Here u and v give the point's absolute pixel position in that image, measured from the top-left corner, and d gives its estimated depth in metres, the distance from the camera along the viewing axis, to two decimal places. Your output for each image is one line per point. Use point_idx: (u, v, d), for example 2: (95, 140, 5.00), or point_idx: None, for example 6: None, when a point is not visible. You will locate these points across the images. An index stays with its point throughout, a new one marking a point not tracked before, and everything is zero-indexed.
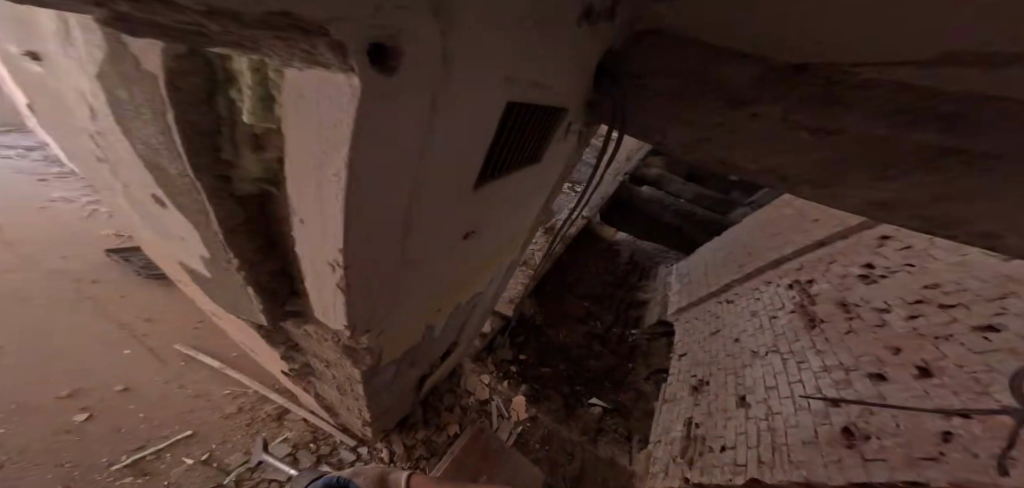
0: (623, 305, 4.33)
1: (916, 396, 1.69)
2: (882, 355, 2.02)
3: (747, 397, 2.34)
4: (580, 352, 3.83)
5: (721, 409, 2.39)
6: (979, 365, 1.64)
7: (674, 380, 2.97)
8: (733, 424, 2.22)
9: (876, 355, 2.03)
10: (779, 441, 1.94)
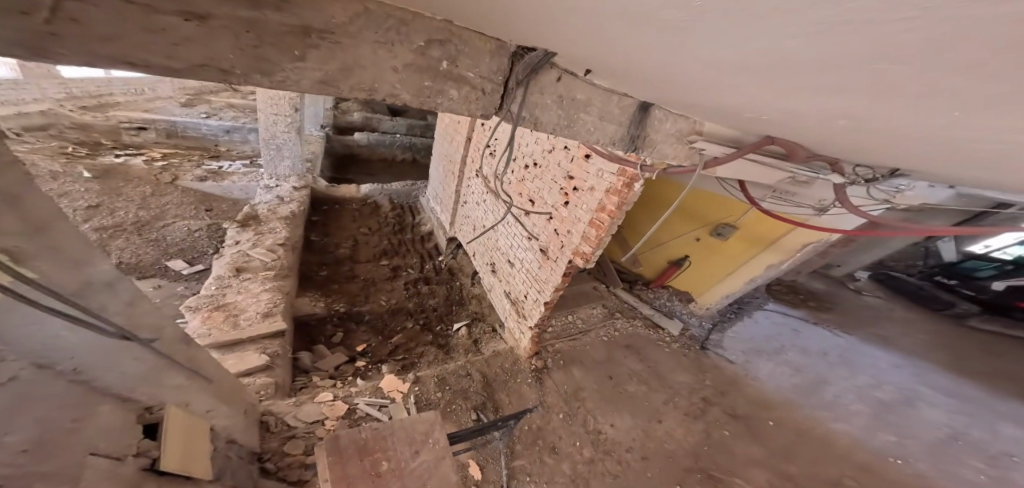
0: (418, 245, 4.52)
1: (561, 189, 2.44)
2: (529, 174, 2.74)
3: (518, 259, 3.05)
4: (408, 308, 3.62)
5: (515, 280, 3.11)
6: (559, 141, 2.39)
7: (494, 290, 3.50)
8: (524, 285, 2.97)
9: (531, 177, 2.72)
10: (547, 274, 2.64)
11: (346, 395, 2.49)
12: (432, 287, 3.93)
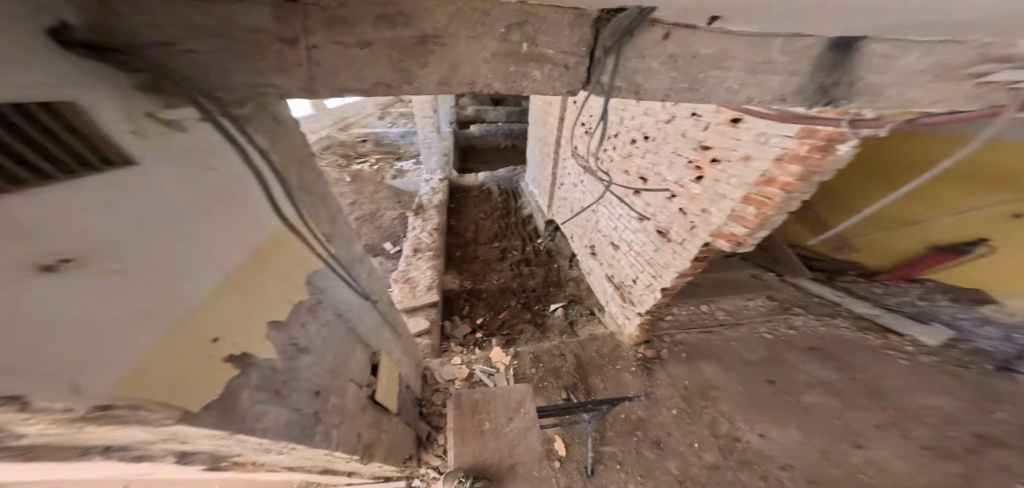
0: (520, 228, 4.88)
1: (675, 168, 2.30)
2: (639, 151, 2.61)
3: (625, 241, 3.00)
4: (512, 287, 3.99)
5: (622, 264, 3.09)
6: (682, 108, 2.20)
7: (596, 274, 3.56)
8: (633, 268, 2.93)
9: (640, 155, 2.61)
10: (663, 255, 2.56)
11: (468, 361, 2.90)
12: (532, 268, 4.22)
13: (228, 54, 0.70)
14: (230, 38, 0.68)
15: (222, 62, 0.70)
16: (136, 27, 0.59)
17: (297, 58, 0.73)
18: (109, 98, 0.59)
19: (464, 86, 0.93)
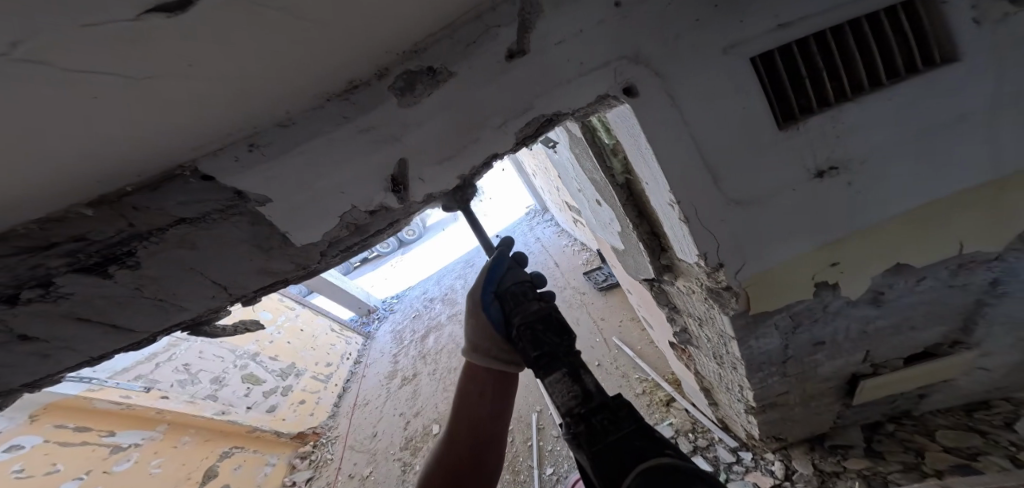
0: None
1: None
2: None
3: None
4: None
5: None
6: None
7: None
8: None
9: None
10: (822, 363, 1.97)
11: None
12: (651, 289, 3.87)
13: (725, 230, 0.69)
14: (687, 29, 0.56)
15: (710, 72, 0.57)
16: (576, 56, 0.58)
17: (719, 82, 0.58)
18: (597, 88, 0.59)
19: (909, 128, 0.62)
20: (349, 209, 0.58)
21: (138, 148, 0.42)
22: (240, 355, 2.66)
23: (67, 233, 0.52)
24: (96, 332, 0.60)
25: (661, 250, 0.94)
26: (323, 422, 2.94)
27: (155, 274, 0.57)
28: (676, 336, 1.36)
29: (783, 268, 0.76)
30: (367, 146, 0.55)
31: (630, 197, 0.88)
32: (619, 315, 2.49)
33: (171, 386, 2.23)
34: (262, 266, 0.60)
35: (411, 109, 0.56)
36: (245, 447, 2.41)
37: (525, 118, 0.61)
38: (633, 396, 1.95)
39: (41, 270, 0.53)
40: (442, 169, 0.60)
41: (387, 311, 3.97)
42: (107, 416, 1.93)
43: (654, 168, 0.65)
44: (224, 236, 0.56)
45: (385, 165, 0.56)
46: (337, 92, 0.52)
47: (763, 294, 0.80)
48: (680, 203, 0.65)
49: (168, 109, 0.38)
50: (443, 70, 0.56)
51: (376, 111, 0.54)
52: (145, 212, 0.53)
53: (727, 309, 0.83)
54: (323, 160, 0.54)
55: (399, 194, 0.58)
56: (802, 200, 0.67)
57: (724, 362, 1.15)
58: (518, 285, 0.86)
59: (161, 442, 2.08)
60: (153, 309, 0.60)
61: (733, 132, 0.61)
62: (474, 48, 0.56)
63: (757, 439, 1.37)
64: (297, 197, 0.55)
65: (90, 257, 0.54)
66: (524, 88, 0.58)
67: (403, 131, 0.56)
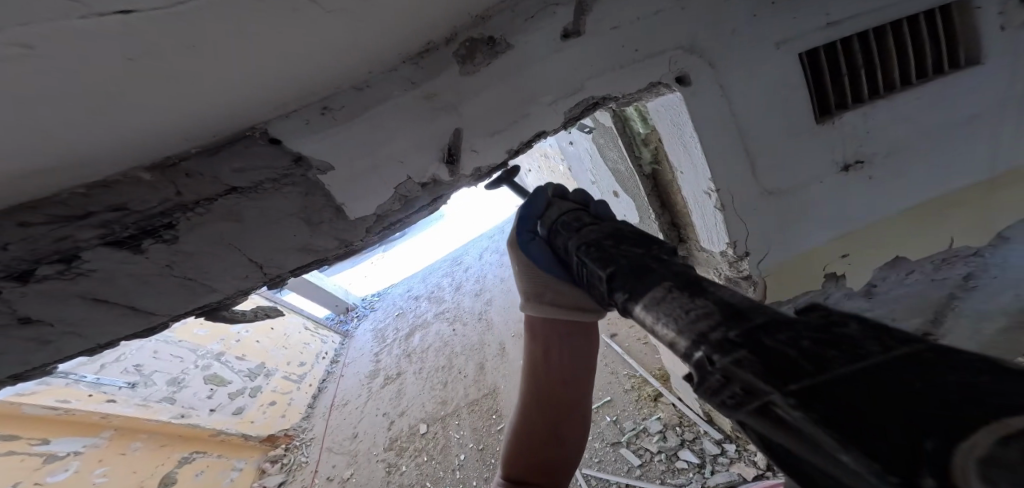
0: None
1: None
2: None
3: None
4: None
5: None
6: None
7: None
8: None
9: None
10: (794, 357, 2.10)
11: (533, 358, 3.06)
12: None
13: (757, 219, 0.72)
14: (744, 22, 0.59)
15: (756, 61, 0.60)
16: (631, 41, 0.59)
17: (766, 72, 0.61)
18: (651, 76, 0.60)
19: (926, 124, 0.67)
20: (403, 180, 0.56)
21: (218, 111, 0.40)
22: (203, 355, 2.48)
23: (106, 203, 0.48)
24: (109, 315, 0.53)
25: (680, 241, 0.97)
26: (297, 424, 2.77)
27: (189, 249, 0.53)
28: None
29: (801, 255, 0.80)
30: (426, 117, 0.54)
31: (655, 188, 0.90)
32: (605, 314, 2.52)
33: (119, 390, 2.06)
34: (304, 242, 0.56)
35: (470, 78, 0.55)
36: (206, 452, 2.27)
37: (576, 100, 0.61)
38: (623, 390, 1.93)
39: (68, 243, 0.48)
40: (492, 140, 0.58)
41: (367, 309, 3.84)
42: (38, 424, 1.79)
43: (697, 157, 0.66)
44: (272, 206, 0.53)
45: (442, 135, 0.55)
46: (401, 61, 0.52)
47: (782, 281, 0.84)
48: (719, 191, 0.68)
49: (268, 69, 0.35)
50: (503, 41, 0.55)
51: (439, 78, 0.54)
52: (193, 180, 0.50)
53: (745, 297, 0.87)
54: (382, 130, 0.52)
55: (449, 165, 0.57)
56: (829, 190, 0.71)
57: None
58: (575, 214, 0.69)
59: (106, 449, 1.93)
60: (178, 289, 0.54)
61: (775, 123, 0.64)
62: (532, 21, 0.56)
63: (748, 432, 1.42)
64: (354, 167, 0.53)
65: (125, 228, 0.50)
66: (580, 68, 0.59)
67: (461, 102, 0.55)
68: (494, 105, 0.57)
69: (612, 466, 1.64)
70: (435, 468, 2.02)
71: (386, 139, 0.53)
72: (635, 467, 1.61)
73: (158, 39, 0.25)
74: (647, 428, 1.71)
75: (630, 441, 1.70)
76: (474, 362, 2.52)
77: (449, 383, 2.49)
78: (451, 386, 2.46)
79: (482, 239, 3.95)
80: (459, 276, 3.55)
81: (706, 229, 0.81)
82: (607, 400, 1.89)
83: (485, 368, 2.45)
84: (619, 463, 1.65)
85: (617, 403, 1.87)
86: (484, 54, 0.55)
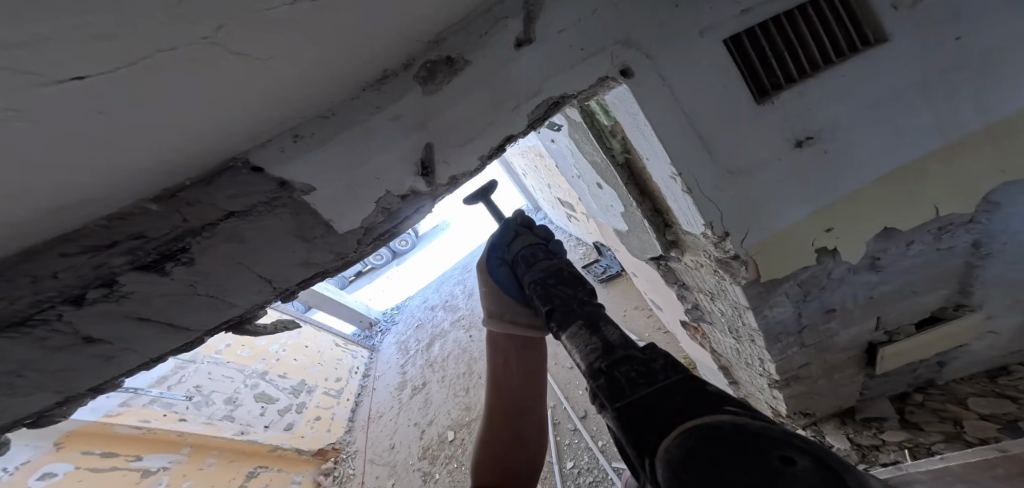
0: None
1: None
2: None
3: None
4: None
5: None
6: None
7: None
8: None
9: None
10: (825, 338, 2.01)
11: None
12: None
13: (726, 200, 0.73)
14: (669, 13, 0.64)
15: (695, 49, 0.64)
16: (578, 41, 0.63)
17: (700, 57, 0.64)
18: (598, 72, 0.65)
19: (873, 92, 0.67)
20: (383, 194, 0.62)
21: (207, 139, 0.47)
22: (249, 374, 2.68)
23: (133, 229, 0.58)
24: (153, 330, 0.62)
25: (667, 226, 0.99)
26: (341, 438, 2.96)
27: (206, 269, 0.62)
28: (687, 313, 1.39)
29: (792, 234, 0.78)
30: (399, 135, 0.60)
31: (632, 176, 0.92)
32: (623, 305, 2.54)
33: (187, 409, 2.24)
34: (304, 257, 0.64)
35: (431, 96, 0.61)
36: (268, 467, 2.46)
37: (539, 104, 0.65)
38: None
39: (104, 268, 0.57)
40: (465, 149, 0.64)
41: (389, 323, 4.01)
42: (132, 441, 1.99)
43: (656, 143, 0.69)
44: (269, 226, 0.60)
45: (415, 150, 0.61)
46: (369, 86, 0.59)
47: (773, 258, 0.81)
48: (682, 175, 0.70)
49: (245, 97, 0.43)
50: (461, 58, 0.61)
51: (403, 100, 0.60)
52: (195, 207, 0.59)
53: (738, 279, 0.84)
54: (361, 148, 0.60)
55: (427, 177, 0.63)
56: (791, 168, 0.71)
57: (743, 335, 1.17)
58: (530, 250, 0.84)
59: (187, 464, 2.13)
60: (207, 306, 0.64)
61: (721, 107, 0.66)
62: (485, 38, 0.61)
63: (785, 416, 1.38)
64: (340, 184, 0.60)
65: (148, 254, 0.59)
66: (531, 76, 0.63)
67: (429, 118, 0.61)
68: (458, 118, 0.62)
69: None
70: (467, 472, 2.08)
71: (361, 159, 0.60)
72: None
73: (158, 81, 0.33)
74: None
75: None
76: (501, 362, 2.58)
77: (474, 388, 2.55)
78: (476, 390, 2.52)
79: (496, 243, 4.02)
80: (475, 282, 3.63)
81: (687, 214, 0.81)
82: None
83: None
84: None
85: None
86: (444, 71, 0.61)
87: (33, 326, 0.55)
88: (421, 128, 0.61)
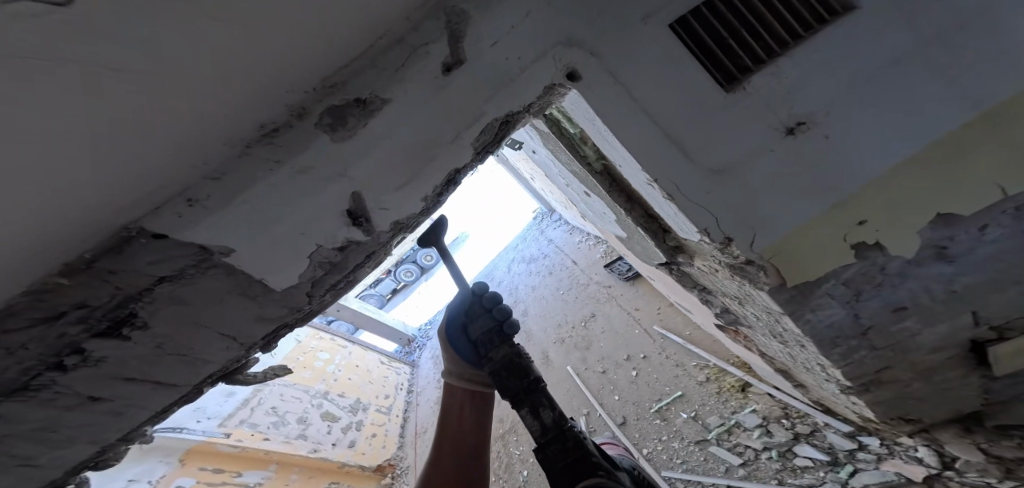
0: None
1: None
2: None
3: None
4: None
5: None
6: None
7: None
8: None
9: None
10: None
11: None
12: None
13: (719, 204, 0.61)
14: (606, 5, 0.57)
15: (642, 44, 0.57)
16: (515, 51, 0.56)
17: (651, 51, 0.57)
18: (543, 79, 0.57)
19: (871, 61, 0.56)
20: (316, 249, 0.55)
21: (125, 207, 0.46)
22: (314, 394, 2.82)
23: (82, 294, 0.57)
24: (145, 388, 0.62)
25: (665, 232, 0.82)
26: (393, 453, 2.90)
27: (165, 333, 0.61)
28: (719, 316, 1.15)
29: (816, 237, 0.63)
30: (314, 186, 0.54)
31: (616, 184, 0.83)
32: (655, 304, 2.38)
33: (268, 428, 2.40)
34: (257, 313, 0.65)
35: (347, 142, 0.55)
36: (341, 483, 2.49)
37: (478, 128, 0.57)
38: (704, 391, 1.77)
39: (66, 338, 0.56)
40: (403, 194, 0.56)
41: (425, 339, 4.03)
42: (229, 460, 2.14)
43: (622, 150, 0.61)
44: (208, 287, 0.61)
45: (339, 201, 0.54)
46: (263, 134, 0.53)
47: (790, 263, 0.64)
48: (657, 181, 0.60)
49: (121, 163, 0.40)
50: (373, 99, 0.55)
51: (307, 152, 0.54)
52: (124, 275, 0.59)
53: (759, 286, 0.68)
54: (282, 205, 0.53)
55: (363, 228, 0.56)
56: (789, 161, 0.60)
57: (788, 340, 0.95)
58: (488, 334, 0.95)
59: (275, 481, 2.23)
60: (181, 364, 0.63)
61: (687, 100, 0.57)
62: (403, 70, 0.55)
63: (881, 424, 1.21)
64: (263, 244, 0.53)
65: (100, 321, 0.58)
66: (467, 99, 0.56)
67: (345, 169, 0.54)
68: (389, 158, 0.55)
69: (704, 466, 1.51)
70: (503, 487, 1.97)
71: (275, 218, 0.53)
72: (738, 467, 1.45)
73: None
74: (741, 423, 1.57)
75: (721, 438, 1.57)
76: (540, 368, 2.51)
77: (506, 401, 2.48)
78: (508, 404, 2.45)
79: (519, 250, 3.96)
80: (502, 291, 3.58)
81: (674, 216, 0.68)
82: (681, 396, 1.82)
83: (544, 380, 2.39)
84: (712, 463, 1.51)
85: (697, 401, 1.75)
86: (360, 112, 0.55)
87: (25, 397, 0.54)
88: (342, 176, 0.54)
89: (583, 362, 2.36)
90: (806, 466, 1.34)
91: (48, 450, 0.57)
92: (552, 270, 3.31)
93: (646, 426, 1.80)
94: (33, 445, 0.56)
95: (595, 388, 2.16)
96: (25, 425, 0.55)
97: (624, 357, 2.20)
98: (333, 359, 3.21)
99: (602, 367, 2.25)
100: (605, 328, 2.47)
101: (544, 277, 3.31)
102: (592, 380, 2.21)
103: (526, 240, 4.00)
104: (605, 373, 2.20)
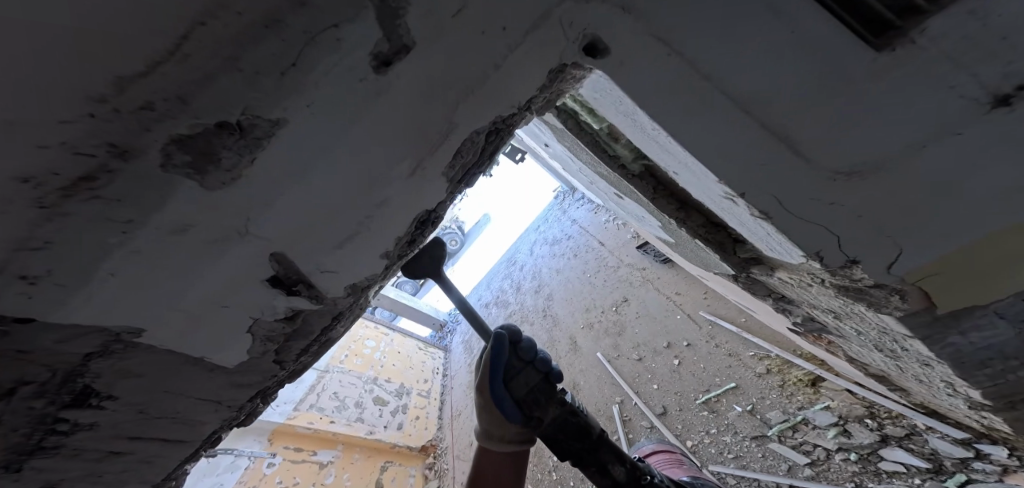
0: None
1: None
2: None
3: None
4: None
5: None
6: None
7: None
8: None
9: None
10: None
11: None
12: None
13: (835, 217, 0.41)
14: None
15: None
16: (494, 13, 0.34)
17: None
18: (545, 64, 0.39)
19: None
20: (254, 322, 0.48)
21: None
22: (366, 380, 2.84)
23: (7, 376, 0.41)
24: (156, 444, 0.59)
25: (736, 241, 0.61)
26: (436, 435, 2.90)
27: (139, 400, 0.51)
28: (799, 324, 0.90)
29: (987, 257, 0.40)
30: (228, 247, 0.40)
31: (662, 185, 0.62)
32: (700, 289, 2.12)
33: (332, 411, 2.45)
34: (228, 380, 0.54)
35: (230, 192, 0.36)
36: (393, 462, 2.53)
37: (444, 152, 0.43)
38: (763, 384, 1.53)
39: (29, 413, 0.45)
40: (348, 253, 0.46)
41: (456, 323, 4.01)
42: (306, 439, 2.24)
43: (684, 155, 0.42)
44: (150, 360, 0.46)
45: (254, 264, 0.42)
46: (59, 187, 0.30)
47: (941, 291, 0.44)
48: (745, 195, 0.42)
49: None
50: (249, 120, 0.32)
51: (166, 209, 0.35)
52: (41, 352, 0.40)
53: (884, 311, 0.49)
54: (192, 266, 0.40)
55: (304, 296, 0.47)
56: (959, 154, 0.35)
57: (897, 353, 0.72)
58: (532, 393, 0.77)
59: (343, 459, 2.29)
60: (176, 425, 0.57)
61: (785, 66, 0.34)
62: (298, 76, 0.32)
63: (1012, 434, 0.93)
64: (188, 308, 0.43)
65: (60, 393, 0.45)
66: (428, 103, 0.38)
67: (252, 217, 0.39)
68: (320, 200, 0.40)
69: (761, 463, 1.31)
70: (533, 471, 1.89)
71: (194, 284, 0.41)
72: (803, 467, 1.23)
73: None
74: (809, 419, 1.32)
75: (782, 435, 1.34)
76: (571, 353, 2.39)
77: None
78: None
79: (543, 231, 3.75)
80: (527, 275, 3.42)
81: (746, 228, 0.51)
82: (732, 388, 1.59)
83: (576, 368, 2.27)
84: (772, 460, 1.30)
85: (754, 395, 1.51)
86: (229, 139, 0.33)
87: (49, 454, 0.51)
88: (260, 228, 0.40)
89: (614, 348, 2.20)
90: (893, 472, 1.10)
91: (116, 485, 0.64)
92: (578, 251, 3.11)
93: (690, 417, 1.61)
94: (93, 486, 0.60)
95: (630, 375, 1.99)
96: (72, 471, 0.56)
97: (667, 342, 1.99)
98: (379, 346, 3.23)
99: (636, 353, 2.06)
100: (639, 312, 2.27)
101: (571, 259, 3.11)
102: (627, 370, 2.02)
103: (550, 221, 3.78)
104: (642, 361, 2.01)
